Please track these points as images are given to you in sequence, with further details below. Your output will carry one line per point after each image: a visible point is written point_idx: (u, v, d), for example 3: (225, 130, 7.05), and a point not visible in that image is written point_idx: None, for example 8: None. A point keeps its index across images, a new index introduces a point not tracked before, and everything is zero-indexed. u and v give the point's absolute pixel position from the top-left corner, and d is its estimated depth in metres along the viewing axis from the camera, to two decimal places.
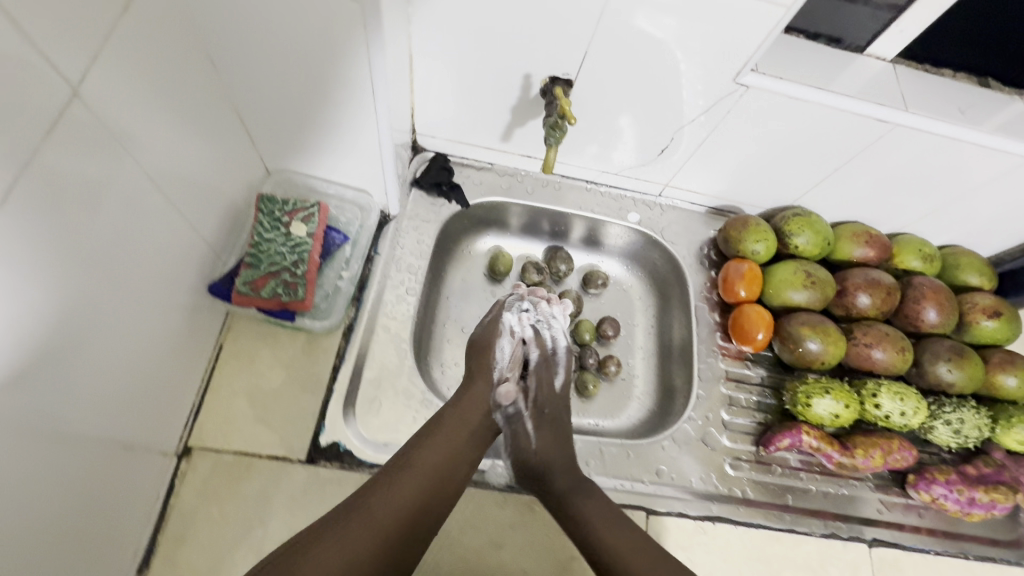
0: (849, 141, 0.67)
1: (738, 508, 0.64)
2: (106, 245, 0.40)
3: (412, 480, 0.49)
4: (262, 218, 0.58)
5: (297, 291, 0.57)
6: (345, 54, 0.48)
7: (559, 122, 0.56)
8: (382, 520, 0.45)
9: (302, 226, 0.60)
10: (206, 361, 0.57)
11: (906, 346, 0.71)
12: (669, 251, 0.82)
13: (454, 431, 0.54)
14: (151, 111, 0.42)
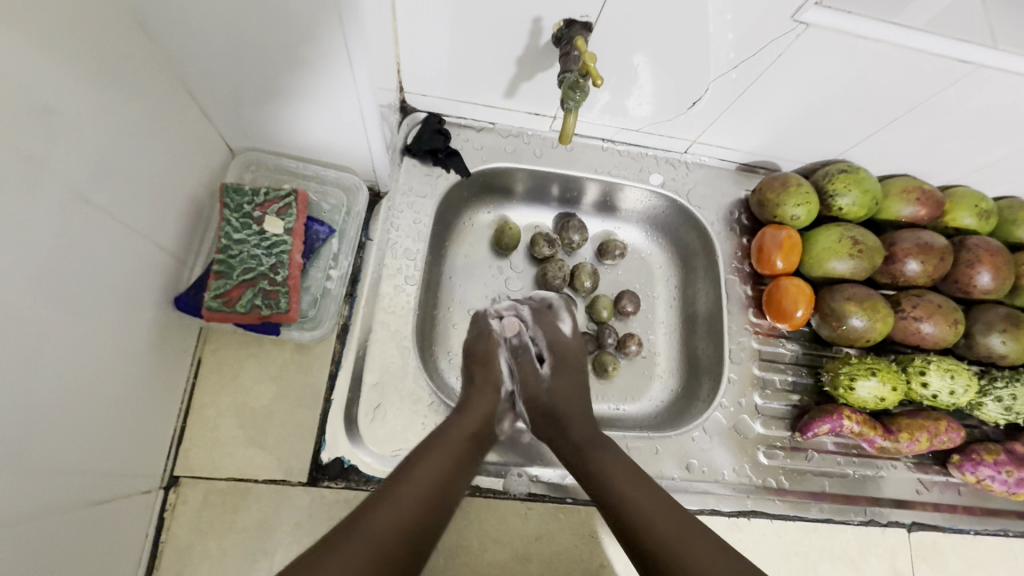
0: (918, 86, 0.56)
1: (773, 500, 0.60)
2: (35, 285, 0.32)
3: (417, 484, 0.42)
4: (228, 213, 0.46)
5: (279, 300, 0.45)
6: (314, 8, 0.37)
7: (580, 82, 0.46)
8: (387, 527, 0.38)
9: (278, 220, 0.47)
10: (185, 380, 0.50)
11: (959, 318, 0.65)
12: (695, 216, 0.73)
13: (456, 440, 0.49)
14: (67, 103, 0.33)
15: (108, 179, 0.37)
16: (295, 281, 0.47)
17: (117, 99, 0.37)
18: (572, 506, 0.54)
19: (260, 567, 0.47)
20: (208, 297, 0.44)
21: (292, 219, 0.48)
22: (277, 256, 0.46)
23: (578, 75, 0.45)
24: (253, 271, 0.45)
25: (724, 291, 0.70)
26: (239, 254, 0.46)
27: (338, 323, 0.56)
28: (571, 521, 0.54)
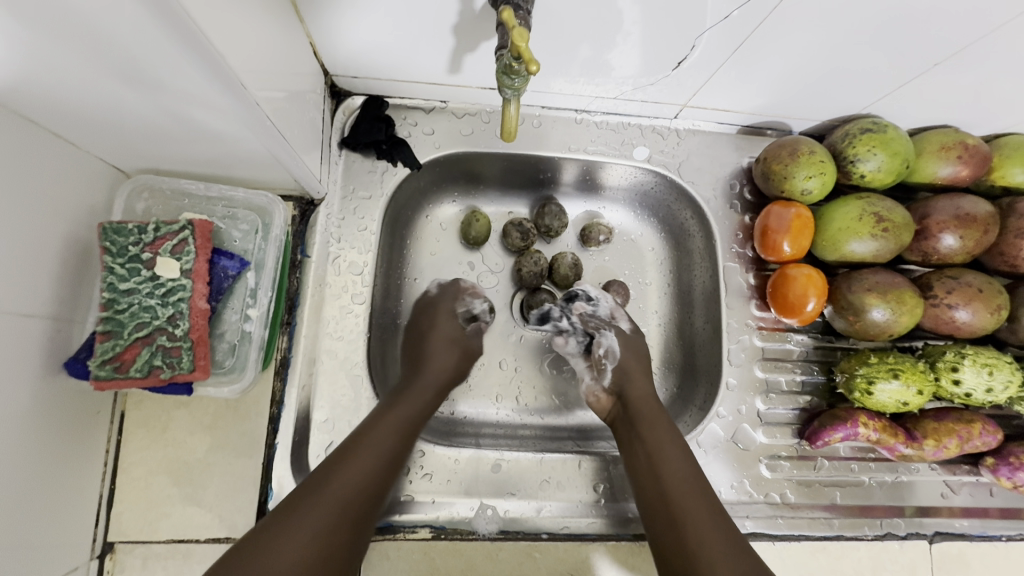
0: (971, 21, 0.44)
1: (778, 519, 0.54)
2: None
3: (349, 475, 0.43)
4: (110, 259, 0.39)
5: (182, 359, 0.40)
6: None
7: (515, 66, 0.36)
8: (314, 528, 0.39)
9: (173, 260, 0.41)
10: (108, 438, 0.45)
11: (1003, 301, 0.55)
12: (689, 193, 0.63)
13: (401, 418, 0.48)
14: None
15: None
16: (200, 334, 0.41)
17: None
18: (547, 543, 0.51)
19: None
20: (94, 364, 0.38)
21: (189, 258, 0.41)
22: (174, 306, 0.40)
23: (509, 59, 0.34)
24: (148, 325, 0.39)
25: (722, 282, 0.61)
26: (129, 307, 0.39)
27: (276, 359, 0.50)
28: (548, 557, 0.50)
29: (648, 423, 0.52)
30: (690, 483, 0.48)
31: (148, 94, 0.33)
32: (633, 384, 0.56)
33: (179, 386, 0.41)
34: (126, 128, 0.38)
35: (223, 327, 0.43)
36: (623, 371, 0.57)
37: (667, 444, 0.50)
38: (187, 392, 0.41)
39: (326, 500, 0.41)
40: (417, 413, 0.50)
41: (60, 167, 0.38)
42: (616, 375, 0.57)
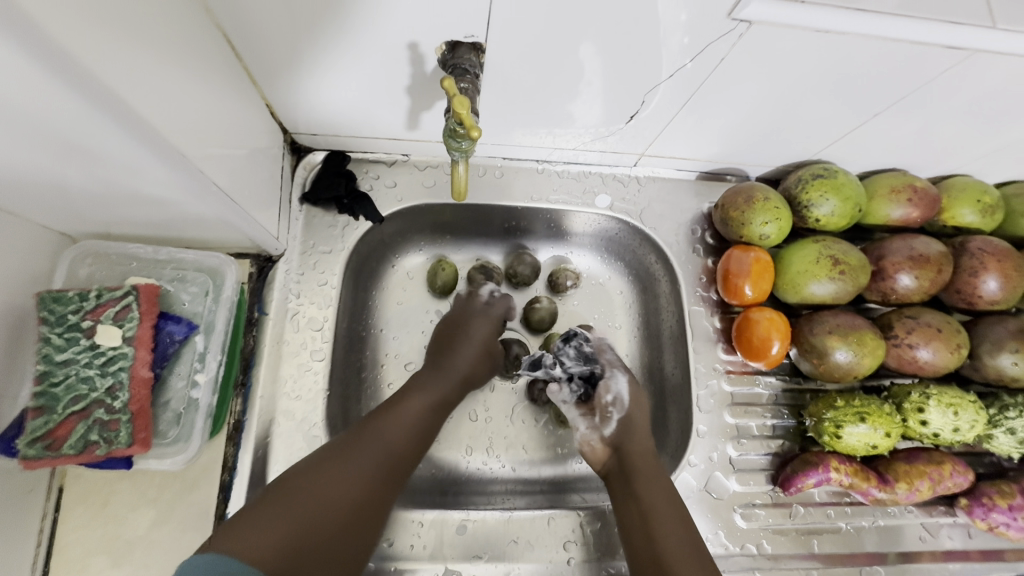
0: (901, 77, 0.46)
1: (755, 572, 0.52)
2: None
3: (316, 496, 0.40)
4: (47, 329, 0.38)
5: (120, 433, 0.38)
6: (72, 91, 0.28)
7: (458, 130, 0.36)
8: (268, 546, 0.36)
9: (114, 327, 0.39)
10: (43, 516, 0.43)
11: (962, 340, 0.56)
12: (652, 238, 0.64)
13: (411, 412, 0.49)
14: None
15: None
16: (141, 405, 0.39)
17: None
18: None
19: None
20: (24, 440, 0.36)
21: (132, 325, 0.39)
22: (114, 376, 0.38)
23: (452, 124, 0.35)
24: (84, 398, 0.38)
25: (689, 326, 0.61)
26: (65, 379, 0.38)
27: (228, 423, 0.48)
28: None
29: (642, 481, 0.49)
30: (682, 537, 0.45)
31: (86, 167, 0.33)
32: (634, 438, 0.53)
33: (119, 461, 0.39)
34: (65, 199, 0.37)
35: (169, 396, 0.41)
36: (627, 421, 0.54)
37: (656, 498, 0.48)
38: (126, 466, 0.39)
39: (287, 519, 0.38)
40: (403, 438, 0.47)
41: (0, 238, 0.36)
42: (619, 424, 0.54)
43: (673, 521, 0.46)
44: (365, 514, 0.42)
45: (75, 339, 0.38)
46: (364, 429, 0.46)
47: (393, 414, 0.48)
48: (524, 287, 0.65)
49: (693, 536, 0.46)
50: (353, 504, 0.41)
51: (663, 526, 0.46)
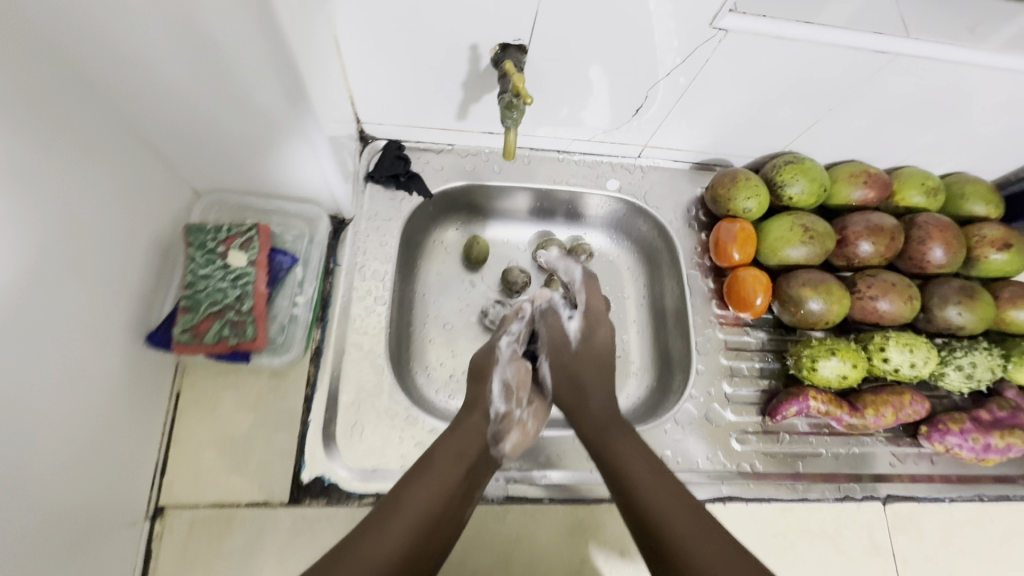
0: (845, 77, 0.59)
1: (749, 484, 0.62)
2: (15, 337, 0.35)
3: (409, 512, 0.43)
4: (193, 251, 0.49)
5: (246, 330, 0.48)
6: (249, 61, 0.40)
7: (514, 101, 0.48)
8: (376, 557, 0.39)
9: (241, 253, 0.50)
10: (166, 414, 0.53)
11: (914, 293, 0.66)
12: (654, 216, 0.76)
13: (449, 461, 0.49)
14: (8, 172, 0.34)
15: (89, 235, 0.42)
16: (259, 312, 0.50)
17: (63, 157, 0.39)
18: (547, 506, 0.56)
19: None
20: (176, 330, 0.46)
21: (254, 251, 0.51)
22: (241, 287, 0.50)
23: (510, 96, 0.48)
24: (220, 304, 0.48)
25: (687, 286, 0.72)
26: (205, 288, 0.48)
27: (311, 348, 0.59)
28: (550, 519, 0.56)
29: (586, 416, 0.55)
30: (675, 496, 0.44)
31: (234, 120, 0.47)
32: (571, 379, 0.59)
33: (240, 355, 0.49)
34: (216, 148, 0.50)
35: (277, 311, 0.54)
36: (586, 335, 0.62)
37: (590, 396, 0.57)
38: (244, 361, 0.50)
39: (389, 532, 0.41)
40: (466, 463, 0.50)
41: (154, 184, 0.50)
42: (585, 334, 0.63)
43: (658, 476, 0.47)
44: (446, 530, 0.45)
45: (212, 259, 0.49)
46: (435, 452, 0.49)
47: (457, 437, 0.51)
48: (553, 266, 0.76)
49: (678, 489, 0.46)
50: (439, 521, 0.44)
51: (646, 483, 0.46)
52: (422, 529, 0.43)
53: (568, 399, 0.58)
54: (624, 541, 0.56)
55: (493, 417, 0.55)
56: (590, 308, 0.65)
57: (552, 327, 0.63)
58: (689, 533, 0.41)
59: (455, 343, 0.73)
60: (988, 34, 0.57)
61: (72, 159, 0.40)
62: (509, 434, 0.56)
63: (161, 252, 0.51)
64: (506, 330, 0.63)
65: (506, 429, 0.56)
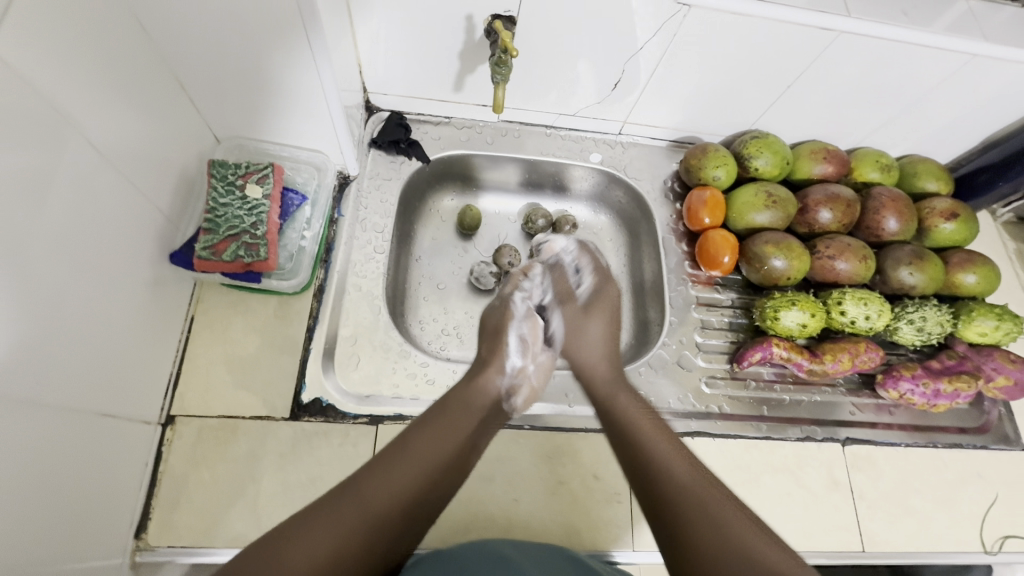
0: (798, 55, 0.67)
1: (716, 422, 0.67)
2: (66, 225, 0.41)
3: (414, 458, 0.44)
4: (214, 182, 0.55)
5: (259, 251, 0.54)
6: (279, 12, 0.48)
7: (503, 58, 0.57)
8: (378, 500, 0.41)
9: (257, 187, 0.57)
10: (180, 332, 0.58)
11: (868, 254, 0.72)
12: (633, 188, 0.82)
13: (451, 422, 0.49)
14: (77, 85, 0.41)
15: (133, 154, 0.48)
16: (272, 237, 0.56)
17: (124, 82, 0.46)
18: (528, 431, 0.61)
19: (249, 492, 0.53)
20: (198, 248, 0.52)
21: (269, 186, 0.57)
22: (256, 215, 0.56)
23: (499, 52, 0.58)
24: (237, 228, 0.54)
25: (662, 249, 0.78)
26: (224, 215, 0.54)
27: (314, 285, 0.64)
28: (529, 444, 0.60)
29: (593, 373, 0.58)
30: (682, 466, 0.45)
31: (259, 66, 0.53)
32: (579, 335, 0.62)
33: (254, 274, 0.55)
34: (242, 91, 0.57)
35: (287, 241, 0.62)
36: (596, 291, 0.66)
37: (595, 339, 0.61)
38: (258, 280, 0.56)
39: (393, 477, 0.43)
40: (474, 412, 0.52)
41: (187, 124, 0.57)
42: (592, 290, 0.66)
43: (663, 444, 0.47)
44: (453, 478, 0.47)
45: (231, 191, 0.55)
46: (446, 401, 0.51)
47: (468, 391, 0.53)
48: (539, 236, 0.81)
49: (688, 458, 0.46)
50: (446, 469, 0.46)
51: (655, 455, 0.46)
52: (426, 475, 0.44)
53: (575, 347, 0.61)
54: (597, 466, 0.60)
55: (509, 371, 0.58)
56: (597, 267, 0.68)
57: (559, 281, 0.67)
58: (698, 508, 0.41)
59: (447, 301, 0.78)
60: (924, 18, 0.65)
61: (125, 87, 0.46)
62: (520, 388, 0.60)
63: (185, 186, 0.58)
64: (520, 287, 0.67)
65: (520, 383, 0.60)
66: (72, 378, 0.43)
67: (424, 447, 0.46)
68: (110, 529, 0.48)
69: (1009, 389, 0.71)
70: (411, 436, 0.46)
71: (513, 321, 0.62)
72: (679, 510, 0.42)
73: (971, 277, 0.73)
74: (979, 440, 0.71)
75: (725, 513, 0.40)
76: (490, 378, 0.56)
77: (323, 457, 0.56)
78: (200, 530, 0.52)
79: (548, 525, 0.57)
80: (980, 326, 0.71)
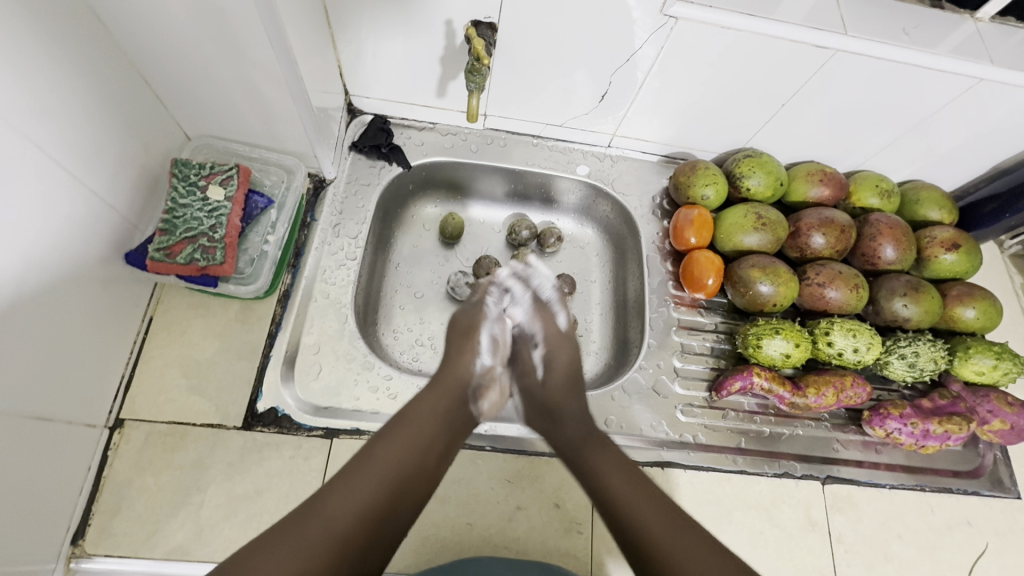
0: (790, 74, 0.64)
1: (690, 453, 0.64)
2: (6, 225, 0.40)
3: (376, 474, 0.41)
4: (176, 182, 0.57)
5: (216, 254, 0.56)
6: (240, 16, 0.46)
7: (476, 65, 0.60)
8: (342, 520, 0.38)
9: (220, 188, 0.59)
10: (137, 333, 0.58)
11: (861, 283, 0.69)
12: (620, 203, 0.80)
13: (408, 430, 0.45)
14: (23, 83, 0.40)
15: (78, 154, 0.47)
16: (231, 240, 0.58)
17: (74, 79, 0.45)
18: (490, 453, 0.59)
19: (193, 502, 0.52)
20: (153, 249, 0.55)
21: (232, 188, 0.59)
22: (216, 218, 0.57)
23: (473, 58, 0.59)
24: (195, 230, 0.56)
25: (647, 267, 0.76)
26: (184, 216, 0.56)
27: (280, 290, 0.63)
28: (489, 466, 0.58)
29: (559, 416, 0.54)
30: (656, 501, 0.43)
31: (223, 66, 0.52)
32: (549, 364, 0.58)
33: (210, 276, 0.57)
34: (205, 90, 0.55)
35: (248, 245, 0.61)
36: (571, 325, 0.63)
37: (558, 380, 0.57)
38: (215, 282, 0.58)
39: (354, 495, 0.40)
40: (440, 415, 0.47)
41: (150, 122, 0.56)
42: (568, 324, 0.63)
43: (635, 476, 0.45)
44: (419, 486, 0.43)
45: (192, 192, 0.58)
46: (410, 407, 0.47)
47: (435, 394, 0.49)
48: (523, 247, 0.78)
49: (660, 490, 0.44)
50: (410, 478, 0.43)
51: (631, 488, 0.44)
52: (388, 491, 0.41)
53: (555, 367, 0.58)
54: (560, 494, 0.58)
55: (478, 371, 0.54)
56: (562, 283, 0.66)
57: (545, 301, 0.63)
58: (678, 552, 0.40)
59: (424, 311, 0.75)
60: (927, 39, 0.62)
61: (75, 85, 0.45)
62: (487, 392, 0.55)
63: (145, 184, 0.57)
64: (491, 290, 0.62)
65: (487, 386, 0.55)
66: (10, 380, 0.42)
67: (387, 457, 0.42)
68: (46, 534, 0.47)
69: (1005, 433, 0.67)
70: (375, 446, 0.43)
71: (486, 322, 0.58)
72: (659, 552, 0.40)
73: (970, 312, 0.70)
74: (972, 485, 0.68)
75: (699, 561, 0.39)
76: (457, 379, 0.51)
77: (273, 469, 0.54)
78: (139, 540, 0.50)
79: (503, 552, 0.55)
80: (977, 364, 0.68)
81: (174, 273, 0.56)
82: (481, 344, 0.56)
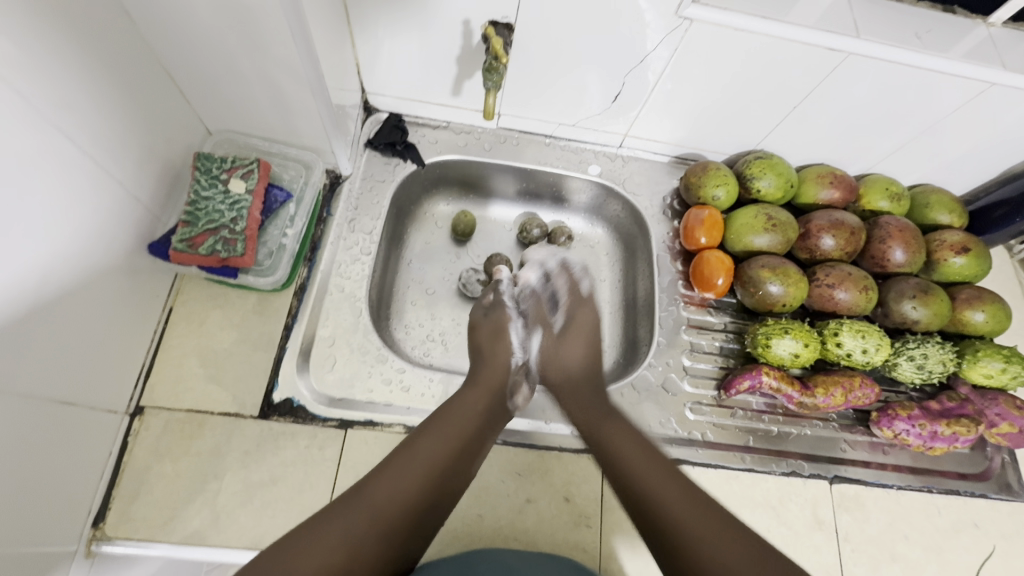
0: (802, 77, 0.65)
1: (698, 450, 0.64)
2: (37, 213, 0.42)
3: (422, 462, 0.43)
4: (199, 175, 0.59)
5: (237, 246, 0.57)
6: (265, 14, 0.47)
7: (493, 64, 0.61)
8: (389, 506, 0.40)
9: (241, 181, 0.60)
10: (157, 322, 0.59)
11: (870, 284, 0.69)
12: (631, 202, 0.80)
13: (453, 427, 0.48)
14: (55, 76, 0.41)
15: (104, 145, 0.48)
16: (251, 233, 0.59)
17: (103, 72, 0.46)
18: (501, 446, 0.59)
19: (210, 489, 0.53)
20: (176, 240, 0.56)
21: (253, 182, 0.60)
22: (237, 211, 0.59)
23: (490, 58, 0.60)
24: (216, 223, 0.57)
25: (657, 266, 0.76)
26: (205, 209, 0.58)
27: (296, 283, 0.64)
28: (500, 459, 0.59)
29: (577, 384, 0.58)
30: (677, 479, 0.44)
31: (246, 61, 0.53)
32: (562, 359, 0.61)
33: (230, 267, 0.58)
34: (227, 84, 0.57)
35: (267, 238, 0.62)
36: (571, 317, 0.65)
37: (574, 365, 0.61)
38: (234, 273, 0.59)
39: (402, 480, 0.42)
40: (480, 417, 0.51)
41: (173, 115, 0.58)
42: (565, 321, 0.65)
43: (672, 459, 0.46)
44: (461, 479, 0.46)
45: (213, 185, 0.59)
46: (450, 407, 0.50)
47: (475, 395, 0.53)
48: (533, 246, 0.79)
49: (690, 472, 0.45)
50: (453, 471, 0.45)
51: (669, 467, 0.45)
52: (434, 480, 0.43)
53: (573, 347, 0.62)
54: (569, 488, 0.59)
55: (514, 366, 0.59)
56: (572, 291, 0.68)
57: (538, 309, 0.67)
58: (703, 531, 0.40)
59: (435, 307, 0.76)
60: (939, 43, 0.62)
61: (103, 77, 0.47)
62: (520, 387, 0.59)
63: (168, 177, 0.58)
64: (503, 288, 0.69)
65: (519, 382, 0.59)
66: (38, 364, 0.43)
67: (430, 451, 0.45)
68: (69, 516, 0.48)
69: (1014, 436, 0.67)
70: (417, 440, 0.46)
71: (513, 325, 0.63)
72: (681, 529, 0.40)
73: (980, 316, 0.70)
74: (979, 488, 0.68)
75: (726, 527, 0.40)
76: (494, 381, 0.56)
77: (288, 458, 0.55)
78: (157, 524, 0.51)
79: (512, 544, 0.56)
80: (986, 367, 0.68)
81: (195, 264, 0.57)
82: (515, 344, 0.61)
